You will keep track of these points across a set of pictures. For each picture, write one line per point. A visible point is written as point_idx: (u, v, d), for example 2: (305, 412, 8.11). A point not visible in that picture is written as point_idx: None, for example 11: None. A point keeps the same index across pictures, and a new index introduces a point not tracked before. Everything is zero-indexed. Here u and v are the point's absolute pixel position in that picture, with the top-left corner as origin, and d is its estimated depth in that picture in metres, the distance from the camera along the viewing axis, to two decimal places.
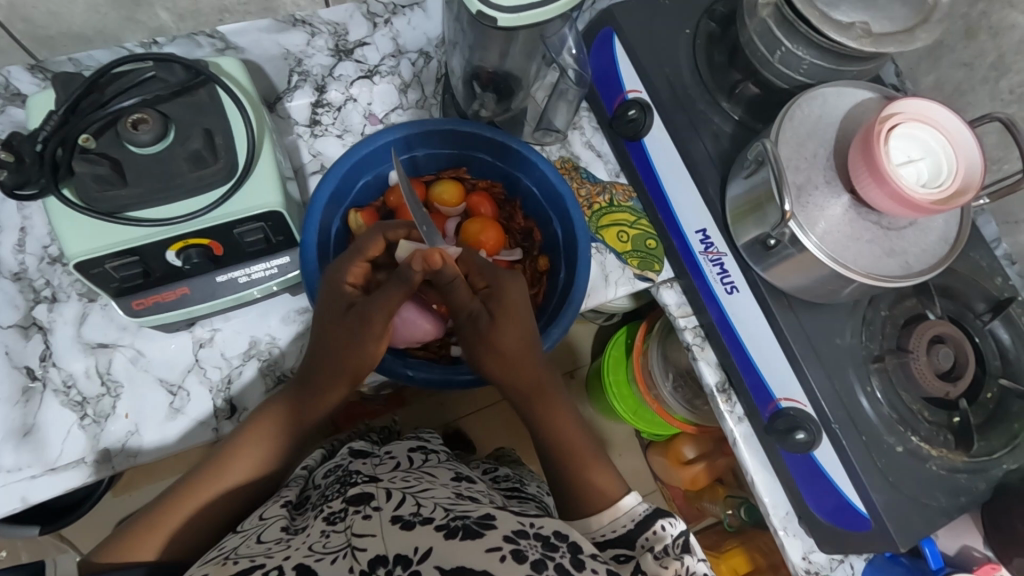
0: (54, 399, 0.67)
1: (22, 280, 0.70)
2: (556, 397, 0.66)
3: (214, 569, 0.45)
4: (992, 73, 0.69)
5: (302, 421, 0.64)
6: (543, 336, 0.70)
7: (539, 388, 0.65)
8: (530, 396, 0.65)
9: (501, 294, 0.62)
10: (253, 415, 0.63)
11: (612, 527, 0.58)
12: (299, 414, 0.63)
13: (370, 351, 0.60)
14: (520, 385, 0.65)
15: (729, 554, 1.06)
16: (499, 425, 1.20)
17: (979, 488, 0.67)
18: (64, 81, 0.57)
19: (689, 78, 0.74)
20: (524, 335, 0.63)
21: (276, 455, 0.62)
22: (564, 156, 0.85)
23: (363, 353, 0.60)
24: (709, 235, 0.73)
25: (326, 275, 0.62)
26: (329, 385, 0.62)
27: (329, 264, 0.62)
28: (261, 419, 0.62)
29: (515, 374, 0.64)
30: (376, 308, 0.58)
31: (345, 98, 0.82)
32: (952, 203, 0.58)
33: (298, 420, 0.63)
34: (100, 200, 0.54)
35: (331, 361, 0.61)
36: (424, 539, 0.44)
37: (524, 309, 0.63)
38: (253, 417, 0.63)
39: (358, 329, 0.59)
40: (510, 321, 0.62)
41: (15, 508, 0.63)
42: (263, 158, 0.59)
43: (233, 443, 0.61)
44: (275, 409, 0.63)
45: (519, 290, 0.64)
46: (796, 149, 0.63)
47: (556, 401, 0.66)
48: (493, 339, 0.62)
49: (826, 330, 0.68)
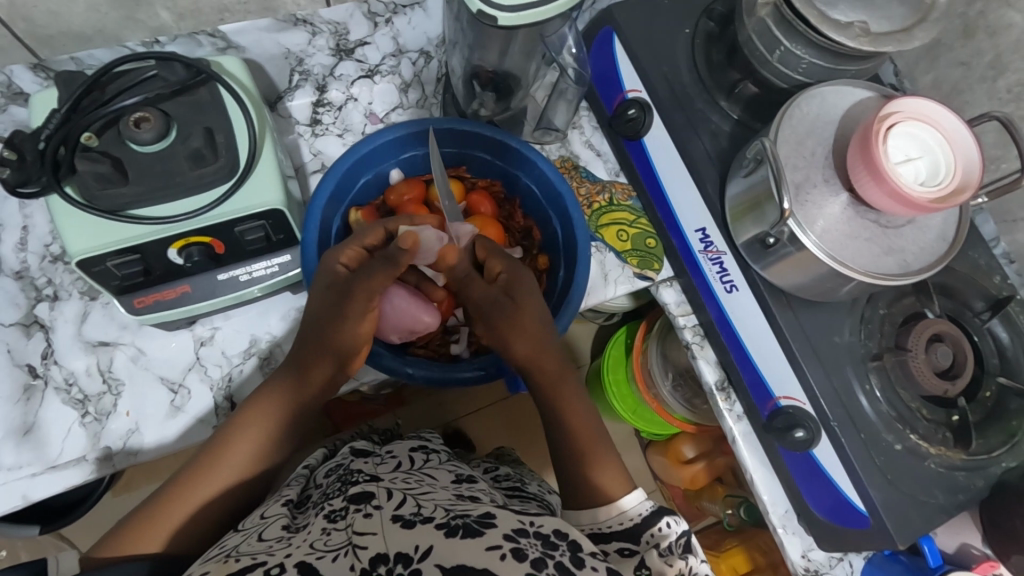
0: (55, 398, 0.68)
1: (23, 279, 0.70)
2: (569, 391, 0.65)
3: (214, 567, 0.45)
4: (990, 73, 0.69)
5: (298, 408, 0.62)
6: (552, 321, 0.70)
7: (549, 380, 0.65)
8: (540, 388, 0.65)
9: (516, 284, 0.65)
10: (250, 400, 0.62)
11: (619, 519, 0.58)
12: (296, 398, 0.62)
13: (352, 332, 0.61)
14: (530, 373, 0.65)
15: (729, 553, 1.06)
16: (499, 424, 1.20)
17: (977, 485, 0.67)
18: (65, 80, 0.57)
19: (689, 77, 0.75)
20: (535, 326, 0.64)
21: (272, 445, 0.61)
22: (564, 155, 0.85)
23: (350, 336, 0.61)
24: (708, 233, 0.73)
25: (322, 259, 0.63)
26: (315, 365, 0.62)
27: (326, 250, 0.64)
28: (255, 406, 0.61)
29: (535, 366, 0.64)
30: (358, 285, 0.59)
31: (345, 98, 0.82)
32: (950, 201, 0.58)
33: (293, 408, 0.62)
34: (101, 198, 0.54)
35: (320, 342, 0.61)
36: (425, 537, 0.45)
37: (537, 300, 0.65)
38: (246, 406, 0.62)
39: (343, 307, 0.60)
40: (529, 303, 0.64)
41: (16, 506, 0.64)
42: (263, 157, 0.59)
43: (226, 436, 0.60)
44: (271, 395, 0.62)
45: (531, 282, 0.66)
46: (795, 148, 0.63)
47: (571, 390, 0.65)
48: (516, 324, 0.63)
49: (825, 328, 0.68)
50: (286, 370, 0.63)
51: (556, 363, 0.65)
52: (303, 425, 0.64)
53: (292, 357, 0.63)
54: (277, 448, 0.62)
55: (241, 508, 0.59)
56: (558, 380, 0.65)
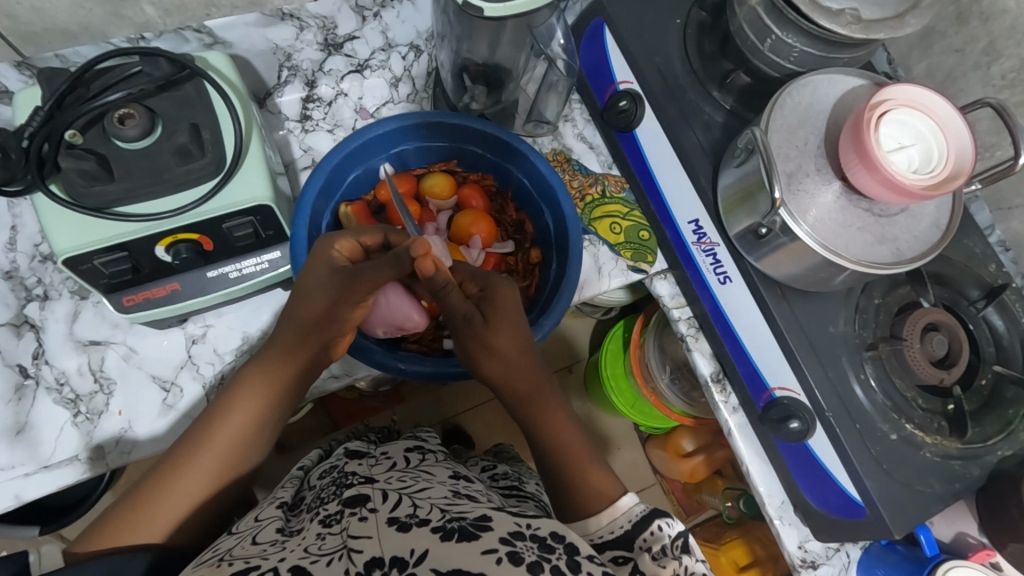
0: (47, 398, 0.67)
1: (13, 279, 0.70)
2: (553, 404, 0.65)
3: (207, 571, 0.45)
4: (984, 59, 0.69)
5: (283, 394, 0.62)
6: (534, 327, 0.69)
7: (530, 387, 0.65)
8: (523, 399, 0.65)
9: (494, 298, 0.62)
10: (229, 391, 0.61)
11: (610, 528, 0.58)
12: (276, 396, 0.61)
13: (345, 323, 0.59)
14: (513, 388, 0.65)
15: (729, 546, 1.05)
16: (498, 419, 1.20)
17: (973, 474, 0.67)
18: (48, 76, 0.56)
19: (679, 68, 0.74)
20: (517, 337, 0.63)
21: (252, 439, 0.60)
22: (556, 148, 0.84)
23: (337, 320, 0.60)
24: (701, 225, 0.73)
25: (317, 245, 0.61)
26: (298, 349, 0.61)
27: (321, 236, 0.62)
28: (235, 401, 0.60)
29: (513, 373, 0.64)
30: (363, 278, 0.58)
31: (335, 93, 0.81)
32: (943, 189, 0.57)
33: (270, 403, 0.61)
34: (87, 196, 0.54)
35: (305, 325, 0.61)
36: (420, 541, 0.44)
37: (517, 311, 0.63)
38: (229, 392, 0.61)
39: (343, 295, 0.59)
40: (503, 323, 0.62)
41: (9, 506, 0.63)
42: (251, 155, 0.58)
43: (205, 430, 0.59)
44: (251, 387, 0.61)
45: (514, 298, 0.63)
46: (786, 138, 0.63)
47: (552, 401, 0.65)
48: (488, 337, 0.62)
49: (818, 318, 0.68)
50: (270, 351, 0.62)
51: (533, 374, 0.65)
52: (285, 415, 0.64)
53: (278, 341, 0.62)
54: (255, 450, 0.61)
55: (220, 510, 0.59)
56: (534, 393, 0.65)
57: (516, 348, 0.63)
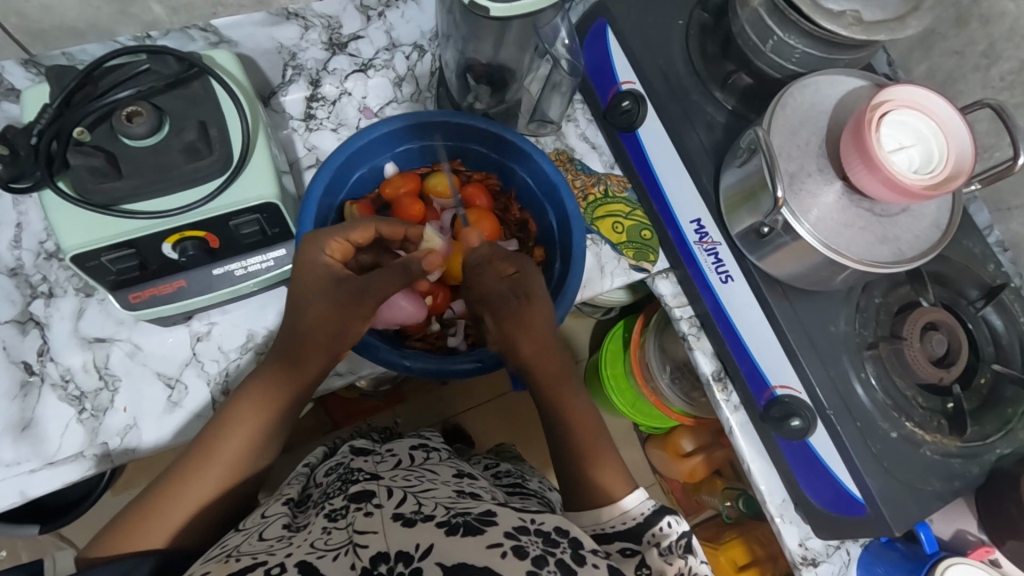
0: (52, 394, 0.67)
1: (18, 276, 0.70)
2: (573, 395, 0.65)
3: (215, 567, 0.45)
4: (983, 61, 0.69)
5: (288, 402, 0.62)
6: None
7: (554, 376, 0.64)
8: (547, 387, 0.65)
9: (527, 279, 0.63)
10: (234, 397, 0.61)
11: (622, 519, 0.58)
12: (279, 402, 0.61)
13: (356, 330, 0.61)
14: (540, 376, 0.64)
15: (728, 545, 1.05)
16: (498, 417, 1.21)
17: (973, 472, 0.67)
18: (57, 73, 0.57)
19: (682, 69, 0.74)
20: (539, 335, 0.62)
21: (259, 444, 0.61)
22: (559, 148, 0.85)
23: (342, 331, 0.60)
24: (704, 224, 0.73)
25: (305, 247, 0.61)
26: (306, 359, 0.61)
27: (308, 237, 0.62)
28: (241, 408, 0.60)
29: (541, 364, 0.64)
30: (371, 292, 0.59)
31: (339, 92, 0.82)
32: (944, 188, 0.58)
33: (275, 409, 0.61)
34: (95, 192, 0.54)
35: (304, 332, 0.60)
36: (425, 536, 0.45)
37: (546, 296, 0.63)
38: (232, 402, 0.61)
39: (350, 308, 0.59)
40: (539, 302, 0.62)
41: (14, 502, 0.64)
42: (257, 151, 0.59)
43: (212, 436, 0.59)
44: (257, 393, 0.61)
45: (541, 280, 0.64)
46: (788, 138, 0.63)
47: (574, 389, 0.66)
48: (523, 321, 0.61)
49: (819, 317, 0.68)
50: (270, 360, 0.62)
51: (558, 363, 0.65)
52: (290, 420, 0.64)
53: (278, 347, 0.62)
54: (261, 456, 0.61)
55: (223, 509, 0.59)
56: (558, 380, 0.65)
57: (540, 349, 0.63)
